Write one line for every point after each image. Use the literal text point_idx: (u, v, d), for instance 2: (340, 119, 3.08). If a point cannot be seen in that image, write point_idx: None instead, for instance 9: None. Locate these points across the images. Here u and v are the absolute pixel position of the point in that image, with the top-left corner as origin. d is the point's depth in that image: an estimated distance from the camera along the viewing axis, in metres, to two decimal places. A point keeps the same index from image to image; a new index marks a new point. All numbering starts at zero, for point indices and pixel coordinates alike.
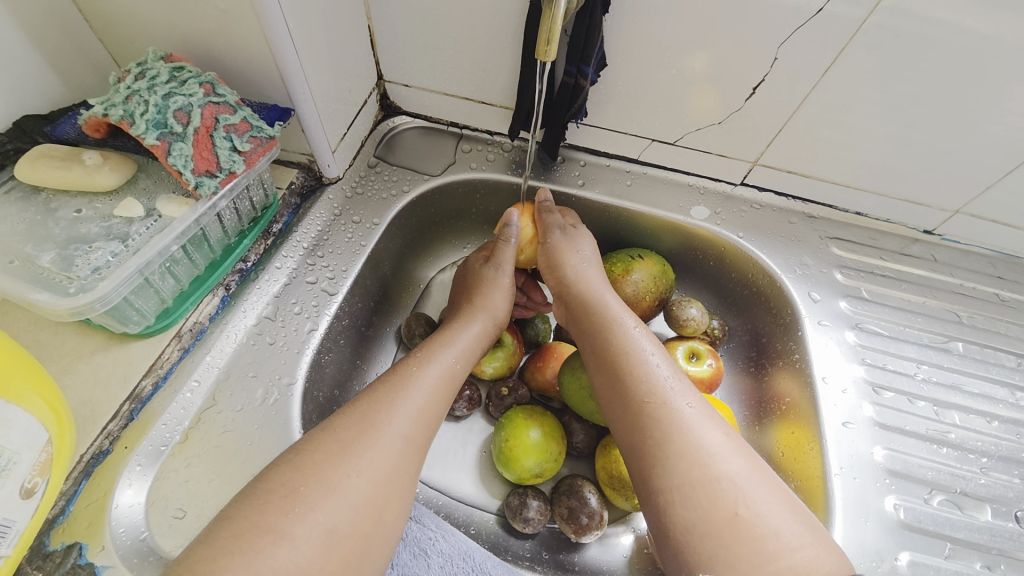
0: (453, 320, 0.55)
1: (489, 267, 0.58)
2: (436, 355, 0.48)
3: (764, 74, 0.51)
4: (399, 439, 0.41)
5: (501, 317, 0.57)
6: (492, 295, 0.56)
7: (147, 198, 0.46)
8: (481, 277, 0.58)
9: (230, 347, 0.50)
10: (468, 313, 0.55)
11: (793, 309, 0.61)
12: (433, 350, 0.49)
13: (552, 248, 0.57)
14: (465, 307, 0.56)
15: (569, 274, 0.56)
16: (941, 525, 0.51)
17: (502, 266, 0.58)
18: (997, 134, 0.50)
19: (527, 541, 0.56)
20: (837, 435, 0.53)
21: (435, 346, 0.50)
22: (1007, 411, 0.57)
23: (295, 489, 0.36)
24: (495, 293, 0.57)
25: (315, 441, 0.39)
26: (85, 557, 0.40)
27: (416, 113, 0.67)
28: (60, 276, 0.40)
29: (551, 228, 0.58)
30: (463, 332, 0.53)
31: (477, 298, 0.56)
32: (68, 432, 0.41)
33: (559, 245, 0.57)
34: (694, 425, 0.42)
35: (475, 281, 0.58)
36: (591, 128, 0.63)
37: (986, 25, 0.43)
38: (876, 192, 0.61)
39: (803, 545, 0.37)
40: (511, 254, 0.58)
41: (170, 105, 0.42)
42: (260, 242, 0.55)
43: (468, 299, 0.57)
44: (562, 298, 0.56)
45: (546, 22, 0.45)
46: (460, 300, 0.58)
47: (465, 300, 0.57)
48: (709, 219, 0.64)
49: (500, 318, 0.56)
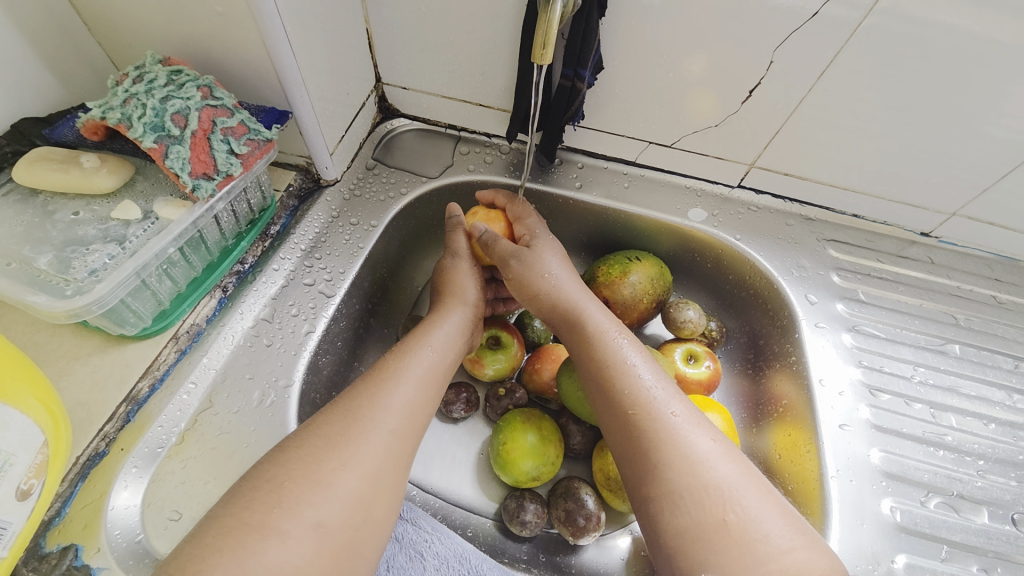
0: (431, 314, 0.54)
1: (449, 260, 0.58)
2: (415, 349, 0.48)
3: (760, 77, 0.52)
4: (385, 432, 0.41)
5: (475, 300, 0.57)
6: (463, 285, 0.56)
7: (144, 201, 0.46)
8: (447, 270, 0.58)
9: (228, 349, 0.50)
10: (445, 305, 0.55)
11: (790, 310, 0.61)
12: (412, 345, 0.49)
13: (516, 278, 0.55)
14: (440, 301, 0.56)
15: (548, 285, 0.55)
16: (938, 528, 0.51)
17: (459, 255, 0.58)
18: (994, 136, 0.50)
19: (524, 544, 0.56)
20: (834, 438, 0.53)
21: (412, 341, 0.50)
22: (1004, 413, 0.57)
23: (281, 484, 0.36)
24: (467, 281, 0.57)
25: (301, 437, 0.39)
26: (80, 558, 0.39)
27: (414, 115, 0.67)
28: (57, 278, 0.40)
29: (506, 260, 0.55)
30: (440, 324, 0.52)
31: (448, 293, 0.56)
32: (64, 434, 0.41)
33: (520, 275, 0.55)
34: (683, 433, 0.42)
35: (444, 276, 0.58)
36: (589, 130, 0.63)
37: (981, 27, 0.43)
38: (873, 195, 0.61)
39: (793, 548, 0.37)
40: (464, 244, 0.59)
41: (168, 109, 0.42)
42: (258, 244, 0.55)
43: (441, 294, 0.57)
44: (539, 311, 0.55)
45: (542, 26, 0.45)
46: (431, 297, 0.58)
47: (437, 296, 0.57)
48: (706, 221, 0.64)
49: (475, 304, 0.56)
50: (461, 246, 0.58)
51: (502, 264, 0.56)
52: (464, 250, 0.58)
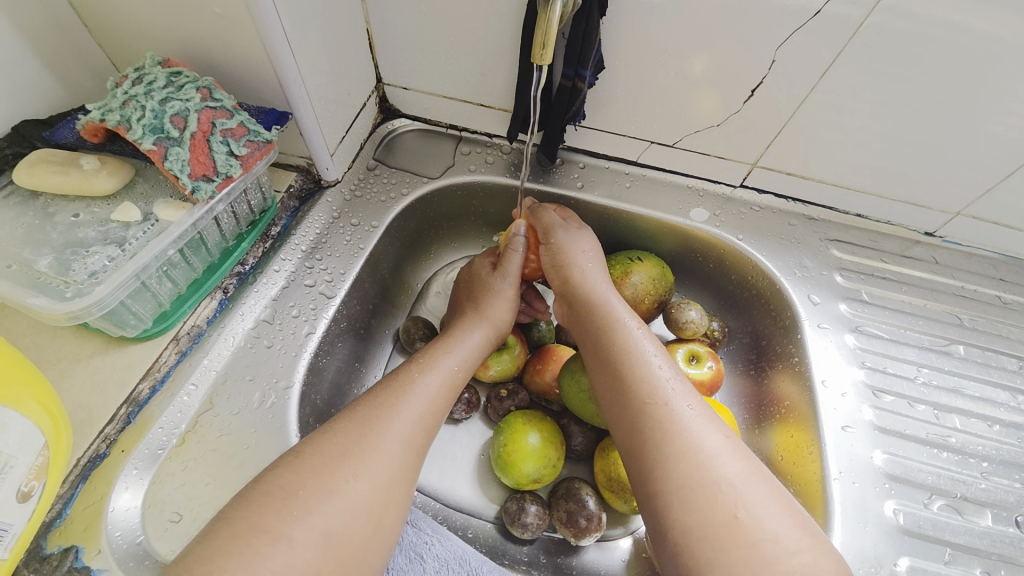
0: (455, 327, 0.54)
1: (495, 275, 0.57)
2: (439, 363, 0.48)
3: (763, 76, 0.51)
4: (399, 444, 0.41)
5: (504, 325, 0.56)
6: (496, 308, 0.55)
7: (144, 203, 0.46)
8: (483, 283, 0.57)
9: (228, 351, 0.50)
10: (469, 321, 0.54)
11: (793, 311, 0.60)
12: (436, 356, 0.49)
13: (558, 257, 0.56)
14: (465, 315, 0.55)
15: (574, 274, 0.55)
16: (941, 530, 0.50)
17: (507, 275, 0.57)
18: (999, 135, 0.50)
19: (525, 546, 0.56)
20: (836, 439, 0.53)
21: (437, 352, 0.50)
22: (1008, 414, 0.56)
23: (294, 492, 0.36)
24: (499, 304, 0.55)
25: (314, 444, 0.39)
26: (81, 560, 0.40)
27: (415, 115, 0.67)
28: (57, 280, 0.40)
29: (552, 227, 0.56)
30: (466, 338, 0.52)
31: (477, 309, 0.55)
32: (64, 436, 0.41)
33: (563, 243, 0.56)
34: (694, 427, 0.42)
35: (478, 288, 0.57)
36: (590, 130, 0.63)
37: (986, 26, 0.42)
38: (876, 194, 0.60)
39: (800, 550, 0.37)
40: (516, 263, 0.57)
41: (167, 111, 0.42)
42: (258, 245, 0.55)
43: (470, 306, 0.56)
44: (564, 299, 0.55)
45: (541, 25, 0.44)
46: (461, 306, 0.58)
47: (467, 306, 0.56)
48: (709, 221, 0.64)
49: (501, 326, 0.55)
50: (512, 266, 0.57)
51: (545, 233, 0.57)
52: (515, 273, 0.57)
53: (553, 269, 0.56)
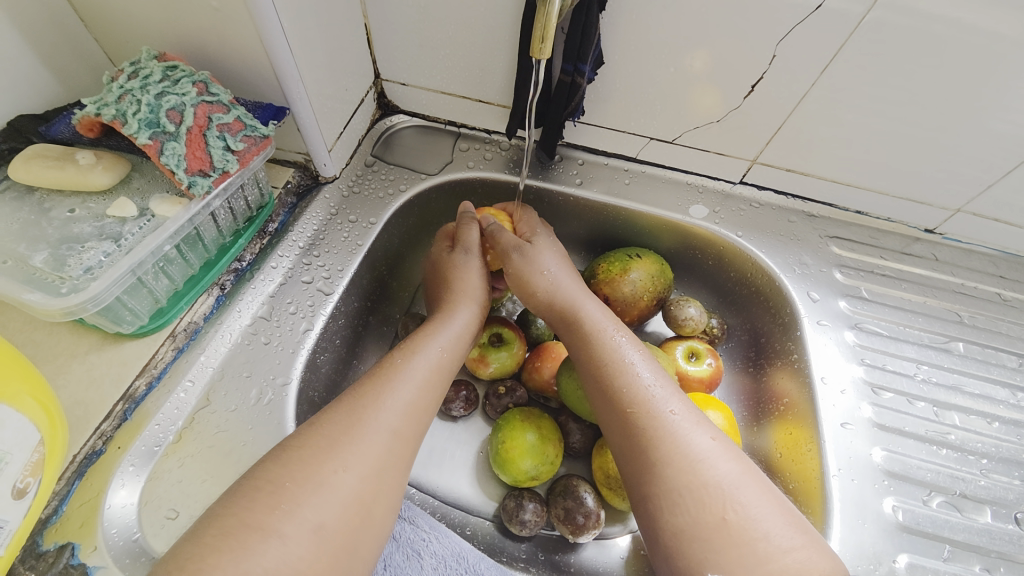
0: (437, 313, 0.53)
1: (457, 252, 0.57)
2: (422, 348, 0.48)
3: (762, 72, 0.51)
4: (385, 432, 0.41)
5: (482, 298, 0.56)
6: (470, 279, 0.55)
7: (140, 198, 0.46)
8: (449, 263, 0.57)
9: (225, 347, 0.50)
10: (451, 304, 0.54)
11: (792, 308, 0.60)
12: (419, 342, 0.49)
13: (517, 273, 0.55)
14: (446, 299, 0.55)
15: (541, 291, 0.54)
16: (939, 528, 0.50)
17: (470, 249, 0.57)
18: (1001, 132, 0.50)
19: (523, 543, 0.56)
20: (835, 436, 0.53)
21: (420, 339, 0.49)
22: (1008, 411, 0.56)
23: (282, 485, 0.36)
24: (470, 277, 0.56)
25: (303, 437, 0.39)
26: (77, 557, 0.39)
27: (414, 112, 0.67)
28: (52, 275, 0.40)
29: (507, 253, 0.55)
30: (448, 321, 0.52)
31: (456, 289, 0.55)
32: (60, 432, 0.41)
33: (521, 267, 0.55)
34: (682, 432, 0.42)
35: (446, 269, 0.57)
36: (590, 126, 0.62)
37: (988, 22, 0.42)
38: (876, 190, 0.60)
39: (794, 547, 0.37)
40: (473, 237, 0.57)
41: (163, 105, 0.42)
42: (255, 242, 0.55)
43: (447, 288, 0.56)
44: (540, 309, 0.55)
45: (540, 19, 0.44)
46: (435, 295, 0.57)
47: (442, 290, 0.56)
48: (708, 218, 0.64)
49: (481, 300, 0.56)
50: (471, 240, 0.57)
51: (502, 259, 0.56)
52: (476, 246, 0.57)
53: (520, 291, 0.56)
